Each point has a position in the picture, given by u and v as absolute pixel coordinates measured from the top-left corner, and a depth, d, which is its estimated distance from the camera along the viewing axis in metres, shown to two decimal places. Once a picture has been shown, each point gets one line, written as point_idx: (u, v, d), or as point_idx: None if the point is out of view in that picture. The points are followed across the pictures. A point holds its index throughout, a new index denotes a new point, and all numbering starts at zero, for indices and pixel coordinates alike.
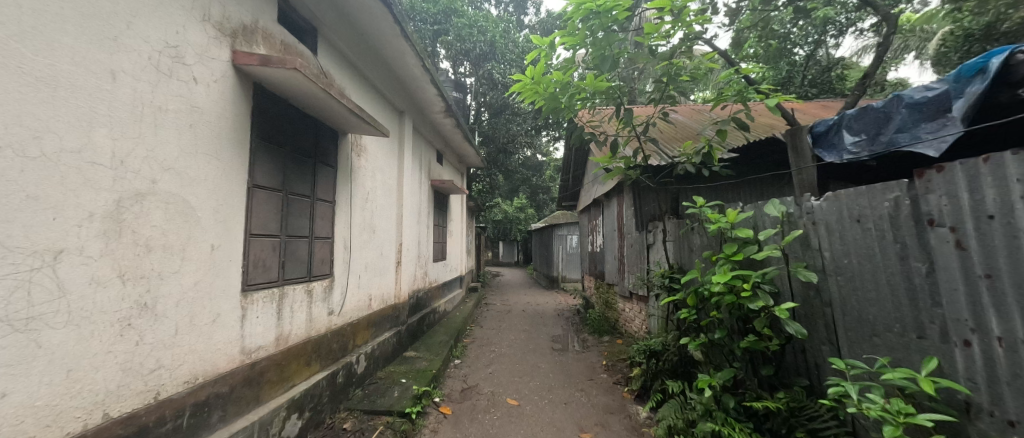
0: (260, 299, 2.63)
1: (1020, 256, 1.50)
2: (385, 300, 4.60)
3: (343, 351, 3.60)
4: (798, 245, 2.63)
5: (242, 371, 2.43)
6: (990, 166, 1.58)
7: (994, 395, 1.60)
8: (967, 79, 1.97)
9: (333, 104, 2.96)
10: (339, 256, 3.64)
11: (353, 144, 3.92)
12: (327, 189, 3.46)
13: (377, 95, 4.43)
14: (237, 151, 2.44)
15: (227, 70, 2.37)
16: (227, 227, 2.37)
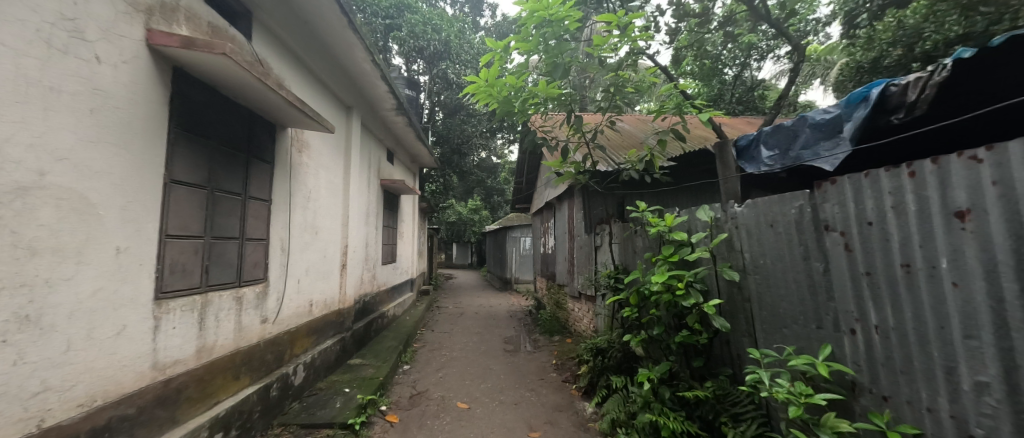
0: (178, 308, 2.44)
1: (884, 255, 1.77)
2: (328, 305, 4.44)
3: (278, 361, 3.42)
4: (725, 247, 2.92)
5: (154, 390, 2.24)
6: (868, 180, 1.84)
7: (871, 376, 1.87)
8: (855, 105, 2.31)
9: (268, 94, 2.83)
10: (274, 259, 3.46)
11: (294, 138, 3.75)
12: (261, 188, 3.29)
13: (320, 87, 4.27)
14: (151, 141, 2.26)
15: (140, 50, 2.20)
16: (137, 226, 2.19)
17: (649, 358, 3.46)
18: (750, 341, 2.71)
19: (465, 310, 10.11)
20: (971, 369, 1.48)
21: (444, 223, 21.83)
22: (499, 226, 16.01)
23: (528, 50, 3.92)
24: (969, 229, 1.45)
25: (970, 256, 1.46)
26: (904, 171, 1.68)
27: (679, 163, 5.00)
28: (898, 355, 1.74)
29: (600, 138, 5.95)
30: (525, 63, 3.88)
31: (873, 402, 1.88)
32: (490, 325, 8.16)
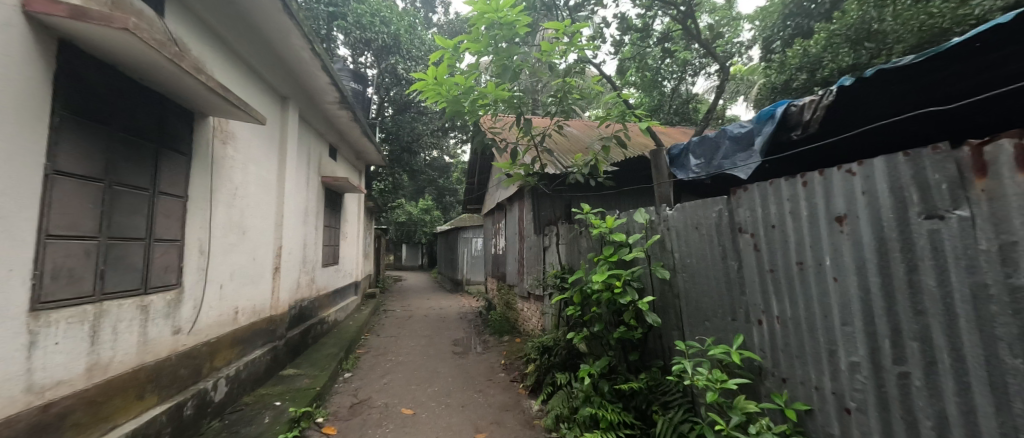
0: (64, 320, 2.13)
1: (785, 255, 2.01)
2: (257, 312, 4.15)
3: (194, 376, 3.12)
4: (658, 248, 3.14)
5: (29, 417, 1.93)
6: (773, 188, 2.08)
7: (773, 361, 2.12)
8: (763, 121, 2.60)
9: (185, 78, 2.59)
10: (192, 262, 3.18)
11: (217, 128, 3.50)
12: (174, 183, 3.00)
13: (251, 76, 4.03)
14: (25, 124, 1.94)
15: (14, 18, 1.88)
16: (8, 225, 1.87)
17: (591, 354, 3.62)
18: (678, 335, 2.94)
19: (413, 313, 9.91)
20: (847, 352, 1.71)
21: (392, 223, 21.25)
22: (450, 226, 15.88)
23: (478, 51, 3.95)
24: (846, 231, 1.68)
25: (845, 255, 1.69)
26: (800, 181, 1.91)
27: (621, 168, 5.28)
28: (794, 342, 1.98)
29: (547, 141, 6.09)
30: (475, 64, 3.90)
31: (775, 385, 2.12)
32: (438, 328, 8.06)
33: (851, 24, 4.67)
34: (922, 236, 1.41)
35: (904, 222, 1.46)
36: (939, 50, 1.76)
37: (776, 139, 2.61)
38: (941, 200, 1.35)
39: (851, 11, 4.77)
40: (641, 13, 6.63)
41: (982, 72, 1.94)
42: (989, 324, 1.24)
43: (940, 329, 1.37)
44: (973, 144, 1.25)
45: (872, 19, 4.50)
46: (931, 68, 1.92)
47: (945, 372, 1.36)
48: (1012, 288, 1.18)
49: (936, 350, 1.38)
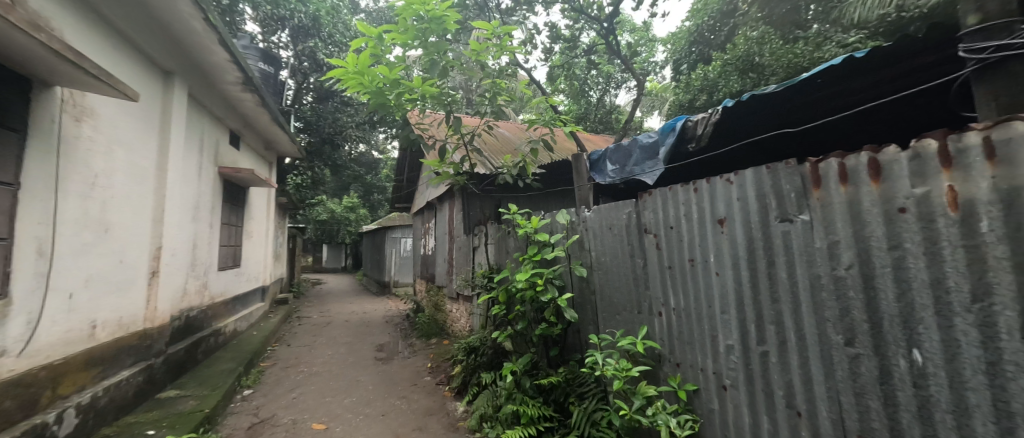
0: None
1: (681, 252, 2.26)
2: (124, 326, 3.48)
3: (24, 410, 2.48)
4: (577, 247, 3.31)
5: None
6: (672, 194, 2.32)
7: (670, 348, 2.37)
8: (666, 133, 2.88)
9: (17, 36, 2.13)
10: (22, 269, 2.54)
11: (69, 101, 2.91)
12: (2, 166, 2.43)
13: (122, 44, 3.47)
14: None
15: None
16: None
17: (516, 352, 3.70)
18: (592, 330, 3.13)
19: (332, 318, 9.29)
20: (724, 336, 1.98)
21: (311, 221, 19.72)
22: (377, 226, 15.18)
23: (405, 43, 3.85)
24: (727, 231, 1.94)
25: (725, 252, 1.94)
26: (691, 188, 2.16)
27: (549, 172, 5.47)
28: (686, 330, 2.24)
29: (478, 140, 6.12)
30: (401, 56, 3.80)
31: (671, 370, 2.37)
32: (359, 334, 7.66)
33: (741, 55, 5.51)
34: (778, 236, 1.67)
35: (767, 225, 1.72)
36: (793, 82, 2.10)
37: (677, 150, 2.90)
38: (790, 207, 1.61)
39: (740, 44, 5.65)
40: (569, 25, 7.12)
41: (825, 101, 2.37)
42: (821, 309, 1.51)
43: (789, 314, 1.64)
44: (811, 162, 1.53)
45: (756, 53, 5.36)
46: (789, 96, 2.30)
47: (792, 349, 1.63)
48: (835, 278, 1.45)
49: (786, 331, 1.66)
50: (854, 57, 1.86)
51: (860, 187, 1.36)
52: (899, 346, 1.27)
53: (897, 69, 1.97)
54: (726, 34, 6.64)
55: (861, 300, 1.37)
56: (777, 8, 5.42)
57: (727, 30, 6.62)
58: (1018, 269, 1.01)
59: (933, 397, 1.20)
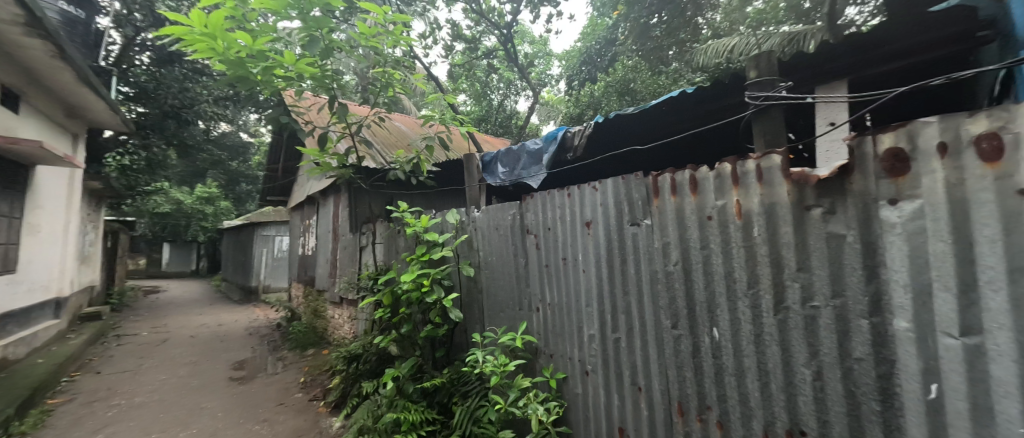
0: None
1: (557, 251, 2.47)
2: None
3: None
4: (466, 247, 3.34)
5: None
6: (552, 197, 2.50)
7: (545, 341, 2.57)
8: (549, 142, 3.13)
9: None
10: None
11: None
12: None
13: None
14: None
15: None
16: None
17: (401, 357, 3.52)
18: (476, 327, 3.22)
19: (171, 335, 7.73)
20: (587, 326, 2.23)
21: (146, 214, 16.22)
22: (243, 222, 13.20)
23: (278, 11, 3.37)
24: (593, 233, 2.18)
25: (591, 252, 2.19)
26: (567, 193, 2.37)
27: (444, 171, 5.42)
28: (558, 323, 2.46)
29: (370, 135, 5.75)
30: (271, 25, 3.32)
31: (545, 362, 2.57)
32: (209, 352, 6.54)
33: (619, 80, 7.41)
34: (630, 238, 1.95)
35: (622, 229, 1.99)
36: (645, 108, 2.46)
37: (558, 158, 3.17)
38: (638, 213, 1.90)
39: (619, 70, 7.46)
40: (471, 27, 7.27)
41: (671, 124, 2.84)
42: (657, 299, 1.80)
43: (635, 304, 1.93)
44: (652, 176, 1.82)
45: (628, 80, 7.28)
46: (644, 116, 2.69)
47: (636, 334, 1.93)
48: (667, 273, 1.75)
49: (633, 319, 1.94)
50: (687, 92, 2.26)
51: (684, 199, 1.68)
52: (705, 325, 1.60)
53: (718, 103, 2.47)
54: (608, 60, 7.53)
55: (683, 290, 1.68)
56: (645, 45, 6.42)
57: (608, 57, 7.52)
58: (773, 263, 1.36)
59: (724, 364, 1.53)
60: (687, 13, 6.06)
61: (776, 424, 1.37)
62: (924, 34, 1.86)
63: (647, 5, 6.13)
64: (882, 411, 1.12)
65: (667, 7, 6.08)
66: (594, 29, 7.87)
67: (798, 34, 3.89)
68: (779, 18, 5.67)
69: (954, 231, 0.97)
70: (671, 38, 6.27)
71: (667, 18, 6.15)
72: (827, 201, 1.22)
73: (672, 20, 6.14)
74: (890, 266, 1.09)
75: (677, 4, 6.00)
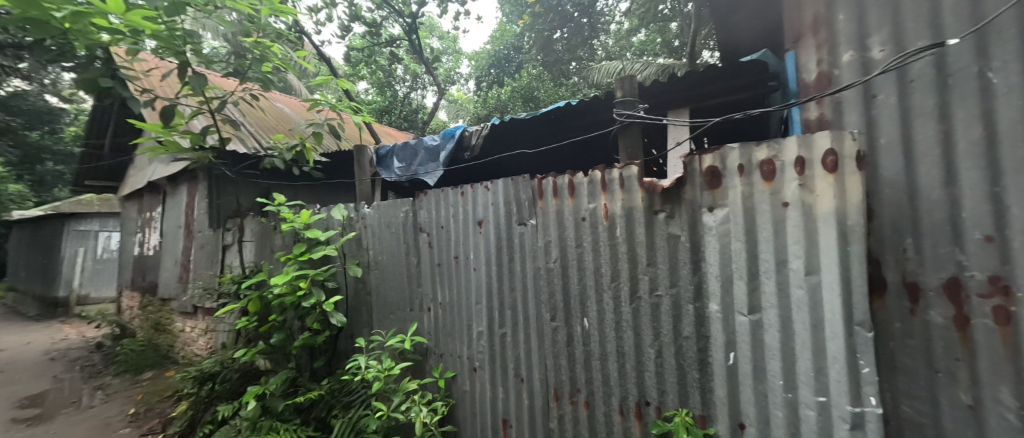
0: None
1: (450, 248, 2.47)
2: None
3: None
4: (353, 245, 3.09)
5: None
6: (448, 194, 2.49)
7: (434, 341, 2.55)
8: (447, 139, 3.14)
9: None
10: None
11: None
12: None
13: None
14: None
15: None
16: None
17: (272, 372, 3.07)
18: (360, 331, 3.02)
19: None
20: (475, 324, 2.29)
21: None
22: (48, 215, 10.26)
23: None
24: (485, 231, 2.23)
25: (482, 250, 2.25)
26: (461, 191, 2.39)
27: (331, 163, 4.93)
28: (448, 322, 2.47)
29: (232, 113, 4.76)
30: None
31: (435, 362, 2.55)
32: None
33: (524, 87, 7.73)
34: (517, 236, 2.06)
35: (511, 228, 2.09)
36: (538, 113, 2.62)
37: (457, 155, 3.19)
38: (525, 213, 2.01)
39: (524, 77, 7.75)
40: (372, 10, 6.84)
41: (561, 131, 3.06)
42: (539, 294, 1.94)
43: (520, 300, 2.04)
44: (538, 179, 1.94)
45: (533, 88, 7.71)
46: (537, 122, 2.84)
47: (520, 328, 2.04)
48: (548, 270, 1.90)
49: (518, 314, 2.05)
50: (571, 104, 2.48)
51: (564, 201, 1.83)
52: (578, 317, 1.77)
53: (600, 116, 2.75)
54: (516, 68, 7.81)
55: (560, 285, 1.84)
56: (550, 56, 6.81)
57: (514, 65, 7.81)
58: (629, 259, 1.58)
59: (592, 350, 1.72)
60: (584, 34, 6.69)
61: (629, 399, 1.59)
62: (740, 77, 2.32)
63: (550, 20, 6.50)
64: (700, 378, 1.38)
65: (568, 24, 6.57)
66: (502, 34, 7.99)
67: (668, 67, 4.56)
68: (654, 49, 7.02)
69: (746, 232, 1.25)
70: (571, 54, 6.80)
71: (567, 35, 6.65)
72: (667, 208, 1.46)
73: (572, 38, 6.68)
74: (708, 260, 1.35)
75: (575, 23, 6.57)
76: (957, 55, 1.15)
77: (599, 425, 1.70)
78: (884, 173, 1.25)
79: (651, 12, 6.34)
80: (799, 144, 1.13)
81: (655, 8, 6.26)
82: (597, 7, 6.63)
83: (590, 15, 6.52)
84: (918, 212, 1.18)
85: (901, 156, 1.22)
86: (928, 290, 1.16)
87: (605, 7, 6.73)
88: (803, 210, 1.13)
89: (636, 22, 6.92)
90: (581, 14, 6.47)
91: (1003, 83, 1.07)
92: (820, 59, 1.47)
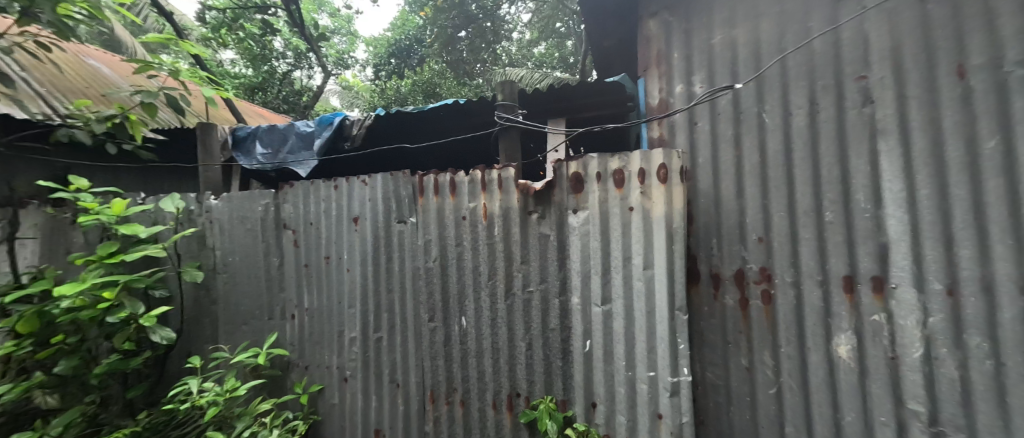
0: None
1: (322, 243, 2.24)
2: None
3: None
4: (193, 244, 2.55)
5: None
6: (321, 187, 2.24)
7: (299, 351, 2.29)
8: (325, 126, 2.85)
9: None
10: None
11: None
12: None
13: None
14: None
15: None
16: None
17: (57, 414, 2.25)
18: (197, 349, 2.52)
19: None
20: (348, 329, 2.12)
21: None
22: None
23: None
24: (360, 229, 2.09)
25: (357, 249, 2.09)
26: (334, 185, 2.18)
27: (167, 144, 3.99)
28: (316, 330, 2.24)
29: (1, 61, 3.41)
30: None
31: (298, 376, 2.29)
32: None
33: (425, 82, 7.43)
34: (396, 235, 1.97)
35: (389, 226, 1.99)
36: (426, 109, 2.56)
37: (335, 145, 2.91)
38: (405, 211, 1.94)
39: (425, 71, 7.51)
40: None
41: (450, 128, 3.05)
42: (418, 295, 1.89)
43: (398, 301, 1.96)
44: (419, 175, 1.89)
45: (434, 84, 7.41)
46: (425, 116, 2.77)
47: (397, 332, 1.96)
48: (427, 269, 1.86)
49: (395, 316, 1.97)
50: (459, 103, 2.48)
51: (445, 199, 1.82)
52: (456, 316, 1.78)
53: (486, 118, 2.82)
54: (418, 60, 7.50)
55: (439, 285, 1.83)
56: (452, 55, 6.87)
57: (416, 58, 7.50)
58: (505, 257, 1.65)
59: (469, 348, 1.75)
60: (487, 37, 6.87)
61: (502, 392, 1.66)
62: (607, 96, 2.61)
63: (451, 16, 6.64)
64: (562, 366, 1.52)
65: (471, 25, 6.72)
66: (403, 23, 7.71)
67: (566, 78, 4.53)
68: (554, 64, 7.42)
69: (600, 233, 1.41)
70: (475, 55, 6.88)
71: (470, 35, 6.79)
72: (540, 209, 1.57)
73: (475, 39, 6.81)
74: (571, 258, 1.50)
75: (478, 25, 6.73)
76: (746, 97, 1.48)
77: (473, 422, 1.74)
78: (699, 186, 1.54)
79: (549, 28, 7.23)
80: (641, 158, 1.32)
81: (552, 25, 7.24)
82: (499, 13, 6.93)
83: (492, 19, 6.72)
84: (720, 218, 1.49)
85: (709, 174, 1.52)
86: (725, 280, 1.48)
87: (506, 15, 7.11)
88: (643, 215, 1.32)
89: (536, 35, 7.55)
90: (484, 16, 6.69)
91: (770, 122, 1.42)
92: (660, 88, 1.72)
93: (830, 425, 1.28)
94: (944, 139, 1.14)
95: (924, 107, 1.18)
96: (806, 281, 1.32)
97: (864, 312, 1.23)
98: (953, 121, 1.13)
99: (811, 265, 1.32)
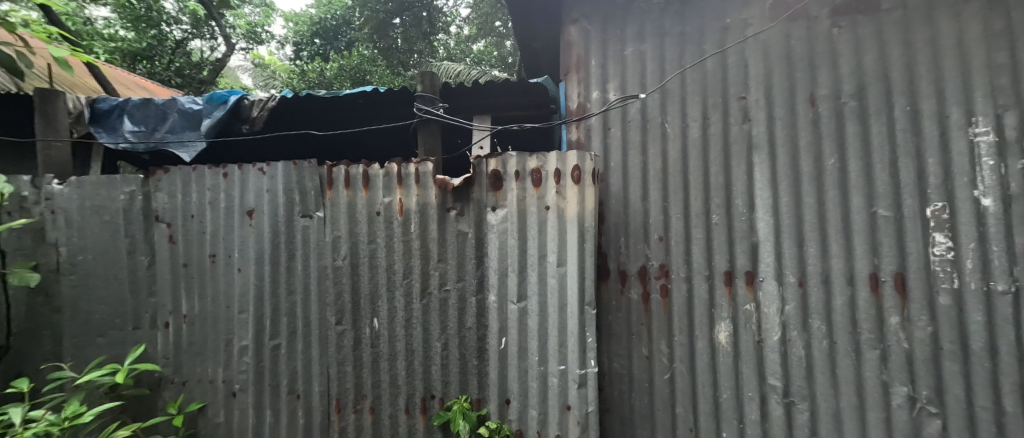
0: None
1: (208, 238, 1.94)
2: None
3: None
4: (28, 240, 2.03)
5: None
6: (207, 174, 1.95)
7: (175, 364, 1.98)
8: (216, 105, 2.48)
9: None
10: None
11: None
12: None
13: None
14: None
15: None
16: None
17: None
18: (26, 370, 2.01)
19: None
20: (239, 337, 1.88)
21: None
22: None
23: None
24: (256, 223, 1.86)
25: (251, 247, 1.86)
26: (222, 173, 1.92)
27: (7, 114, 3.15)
28: (198, 340, 1.95)
29: None
30: None
31: (172, 394, 1.97)
32: None
33: (354, 68, 6.88)
34: (300, 231, 1.79)
35: (292, 221, 1.80)
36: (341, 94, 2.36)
37: (228, 127, 2.55)
38: (311, 204, 1.77)
39: (354, 56, 6.92)
40: None
41: (368, 117, 2.86)
42: (324, 296, 1.74)
43: (300, 304, 1.79)
44: (328, 166, 1.74)
45: (365, 71, 6.90)
46: (340, 103, 2.56)
47: (299, 338, 1.79)
48: (335, 269, 1.73)
49: (296, 320, 1.79)
50: (378, 91, 2.32)
51: (356, 194, 1.70)
52: (367, 317, 1.68)
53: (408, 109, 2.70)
54: (346, 43, 6.96)
55: (349, 284, 1.70)
56: (384, 41, 6.50)
57: (343, 40, 6.98)
58: (422, 255, 1.59)
59: (381, 351, 1.66)
60: (423, 27, 6.64)
61: (415, 396, 1.61)
62: (531, 96, 2.66)
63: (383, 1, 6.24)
64: (478, 365, 1.52)
65: (406, 12, 6.42)
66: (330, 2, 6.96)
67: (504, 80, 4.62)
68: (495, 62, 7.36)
69: (518, 231, 1.44)
70: (409, 45, 6.62)
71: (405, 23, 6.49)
72: (459, 206, 1.55)
73: (410, 27, 6.56)
74: (489, 255, 1.51)
75: (414, 13, 6.47)
76: (651, 107, 1.61)
77: (383, 428, 1.65)
78: (610, 187, 1.64)
79: (487, 25, 7.04)
80: (557, 158, 1.36)
81: (491, 22, 7.03)
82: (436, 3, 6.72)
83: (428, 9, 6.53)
84: (628, 218, 1.61)
85: (620, 177, 1.63)
86: (631, 276, 1.59)
87: (445, 7, 6.94)
88: (558, 214, 1.37)
89: (474, 31, 7.43)
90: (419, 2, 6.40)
91: (671, 132, 1.57)
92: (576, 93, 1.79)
93: (710, 403, 1.46)
94: (800, 156, 1.37)
95: (786, 127, 1.40)
96: (695, 277, 1.49)
97: (739, 302, 1.43)
98: (806, 142, 1.37)
99: (700, 262, 1.48)
